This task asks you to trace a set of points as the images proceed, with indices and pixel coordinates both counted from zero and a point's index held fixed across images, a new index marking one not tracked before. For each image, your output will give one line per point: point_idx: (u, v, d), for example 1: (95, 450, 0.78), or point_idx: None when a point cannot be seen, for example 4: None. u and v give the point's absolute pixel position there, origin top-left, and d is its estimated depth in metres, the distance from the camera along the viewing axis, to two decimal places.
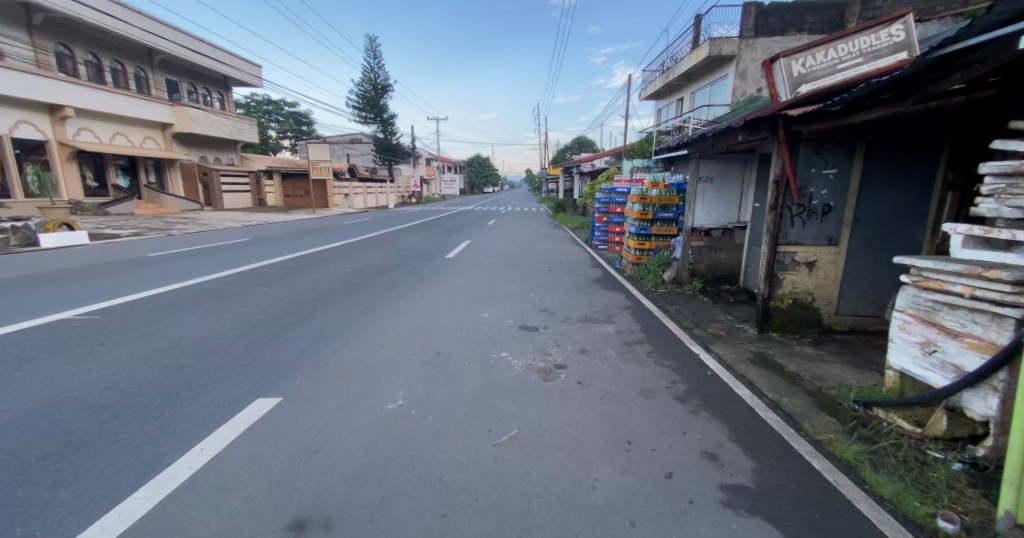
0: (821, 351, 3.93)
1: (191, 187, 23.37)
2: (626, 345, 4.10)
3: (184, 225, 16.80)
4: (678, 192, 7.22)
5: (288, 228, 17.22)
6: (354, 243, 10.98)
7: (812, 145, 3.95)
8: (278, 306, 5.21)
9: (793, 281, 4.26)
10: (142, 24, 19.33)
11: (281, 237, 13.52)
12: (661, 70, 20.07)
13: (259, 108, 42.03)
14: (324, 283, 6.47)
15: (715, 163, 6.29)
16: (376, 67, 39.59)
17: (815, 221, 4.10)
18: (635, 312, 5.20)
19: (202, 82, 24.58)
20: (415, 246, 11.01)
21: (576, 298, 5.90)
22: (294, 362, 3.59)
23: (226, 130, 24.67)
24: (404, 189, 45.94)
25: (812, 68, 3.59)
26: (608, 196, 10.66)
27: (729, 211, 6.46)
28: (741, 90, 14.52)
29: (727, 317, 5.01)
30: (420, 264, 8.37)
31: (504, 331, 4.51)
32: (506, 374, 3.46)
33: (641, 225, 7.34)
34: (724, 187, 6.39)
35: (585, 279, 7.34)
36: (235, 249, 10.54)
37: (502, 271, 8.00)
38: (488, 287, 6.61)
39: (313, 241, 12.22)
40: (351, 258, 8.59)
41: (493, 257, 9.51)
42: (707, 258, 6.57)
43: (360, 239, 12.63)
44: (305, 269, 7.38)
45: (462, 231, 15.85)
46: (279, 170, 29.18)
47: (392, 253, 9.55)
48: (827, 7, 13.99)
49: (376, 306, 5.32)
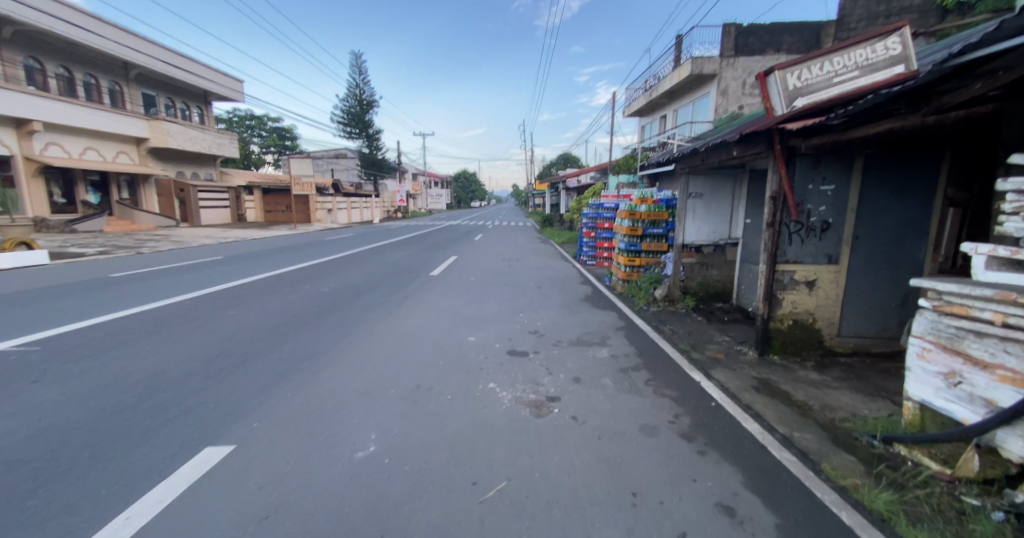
0: (826, 376, 3.71)
1: (166, 203, 22.57)
2: (622, 372, 3.80)
3: (157, 243, 16.05)
4: (667, 207, 7.09)
5: (267, 245, 16.62)
6: (335, 261, 10.54)
7: (809, 160, 3.81)
8: (244, 332, 4.77)
9: (792, 301, 4.08)
10: (119, 38, 18.83)
11: (258, 255, 12.94)
12: (644, 87, 20.45)
13: (242, 123, 41.37)
14: (299, 305, 6.04)
15: (705, 179, 6.12)
16: (361, 83, 39.57)
17: (813, 238, 3.95)
18: (629, 334, 4.92)
19: (181, 96, 24.00)
20: (399, 262, 10.61)
21: (567, 319, 5.61)
22: (253, 400, 3.18)
23: (205, 145, 24.04)
24: (390, 203, 45.56)
25: (807, 81, 3.47)
26: (595, 211, 10.54)
27: (720, 227, 6.28)
28: (723, 107, 14.79)
29: (724, 338, 4.79)
30: (403, 282, 7.99)
31: (491, 358, 4.16)
32: (492, 409, 3.12)
33: (631, 241, 7.17)
34: (715, 202, 6.21)
35: (575, 297, 7.07)
36: (207, 268, 9.98)
37: (489, 289, 7.68)
38: (474, 307, 6.26)
39: (291, 259, 11.70)
40: (330, 277, 8.16)
41: (480, 274, 9.20)
42: (699, 275, 6.37)
43: (341, 256, 12.19)
44: (280, 290, 6.94)
45: (448, 246, 15.55)
46: (260, 186, 28.54)
47: (374, 271, 9.16)
48: (803, 28, 14.46)
49: (353, 331, 4.93)
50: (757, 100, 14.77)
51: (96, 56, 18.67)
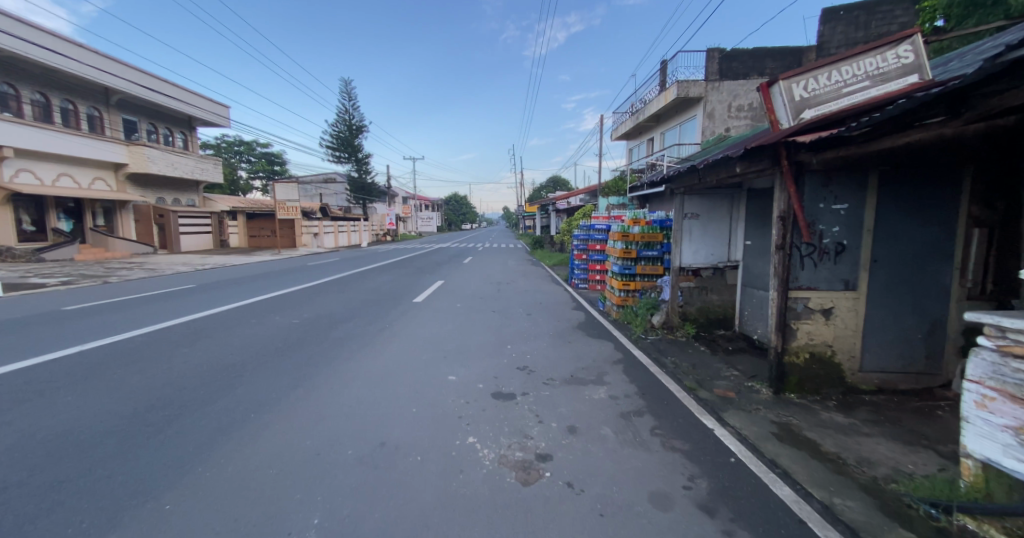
0: (854, 420, 3.25)
1: (144, 229, 21.78)
2: (623, 419, 3.28)
3: (128, 271, 15.25)
4: (661, 228, 6.76)
5: (248, 271, 15.99)
6: (313, 288, 9.94)
7: (819, 177, 3.49)
8: (193, 374, 4.17)
9: (808, 331, 3.66)
10: (98, 63, 18.56)
11: (234, 283, 12.28)
12: (630, 111, 20.70)
13: (229, 148, 41.11)
14: (264, 340, 5.44)
15: (701, 199, 5.81)
16: (351, 108, 39.82)
17: (827, 262, 3.58)
18: (627, 369, 4.44)
19: (164, 122, 23.66)
20: (382, 289, 10.05)
21: (559, 350, 5.12)
22: (177, 467, 2.58)
23: (187, 170, 23.55)
24: (379, 227, 45.23)
25: (814, 91, 3.21)
26: (586, 233, 10.21)
27: (718, 249, 5.93)
28: (710, 129, 14.90)
29: (732, 373, 4.33)
30: (383, 311, 7.43)
31: (472, 402, 3.61)
32: (471, 475, 2.55)
33: (625, 264, 6.77)
34: (712, 222, 5.87)
35: (568, 324, 6.59)
36: (174, 298, 9.31)
37: (475, 316, 7.16)
38: (458, 338, 5.72)
39: (268, 286, 11.07)
40: (305, 307, 7.57)
41: (466, 300, 8.67)
42: (698, 300, 5.98)
43: (322, 282, 11.62)
44: (246, 322, 6.34)
45: (435, 270, 15.06)
46: (245, 210, 28.00)
47: (354, 298, 8.61)
48: (784, 53, 14.81)
49: (318, 370, 4.36)
50: (743, 123, 14.93)
51: (75, 82, 18.34)
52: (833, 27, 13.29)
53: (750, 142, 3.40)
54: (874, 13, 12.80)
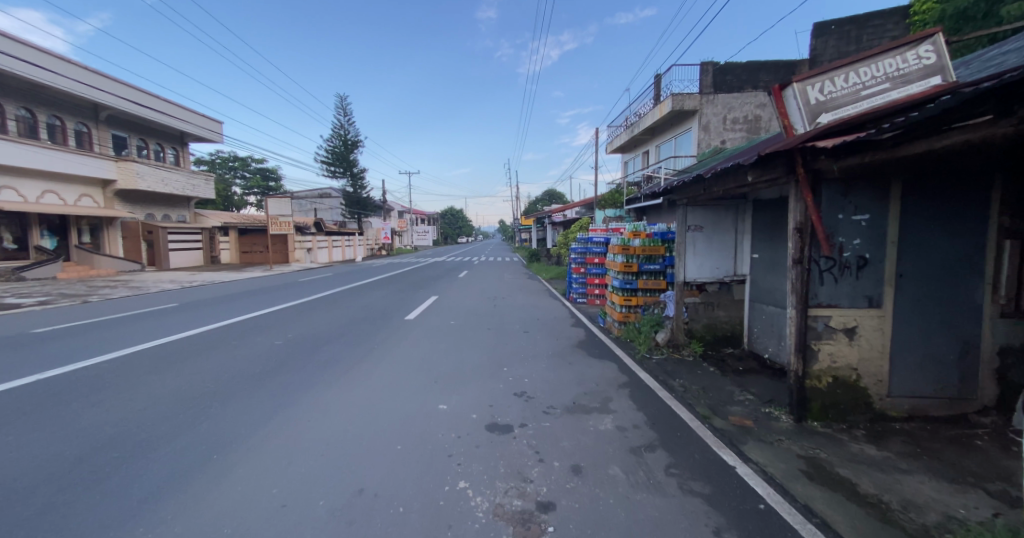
0: (888, 452, 2.91)
1: (132, 246, 21.31)
2: (633, 455, 2.93)
3: (110, 289, 14.77)
4: (662, 241, 6.50)
5: (236, 288, 15.57)
6: (302, 306, 9.58)
7: (837, 186, 3.26)
8: (156, 408, 3.78)
9: (830, 353, 3.38)
10: (88, 79, 18.42)
11: (220, 300, 11.86)
12: (625, 124, 20.77)
13: (224, 164, 41.00)
14: (242, 365, 5.06)
15: (704, 210, 5.56)
16: (347, 124, 39.92)
17: (848, 277, 3.32)
18: (634, 394, 4.10)
19: (155, 137, 23.43)
20: (373, 306, 9.69)
21: (559, 373, 4.78)
22: (114, 523, 2.18)
23: (177, 186, 23.29)
24: (374, 241, 44.95)
25: (831, 94, 3.01)
26: (584, 246, 9.95)
27: (724, 263, 5.67)
28: (705, 141, 14.87)
29: (747, 397, 4.02)
30: (373, 330, 7.06)
31: (464, 436, 3.25)
32: (460, 530, 2.18)
33: (626, 279, 6.50)
34: (717, 235, 5.62)
35: (567, 343, 6.25)
36: (155, 318, 8.90)
37: (469, 335, 6.81)
38: (451, 360, 5.36)
39: (254, 304, 10.65)
40: (291, 326, 7.20)
41: (460, 317, 8.32)
42: (705, 316, 5.71)
43: (312, 299, 11.25)
44: (226, 344, 5.96)
45: (429, 285, 14.73)
46: (237, 226, 27.66)
47: (343, 316, 8.25)
48: (777, 67, 14.90)
49: (296, 400, 3.97)
50: (738, 135, 14.93)
51: (62, 97, 18.11)
52: (824, 41, 13.46)
53: (763, 149, 3.16)
54: (865, 27, 12.94)
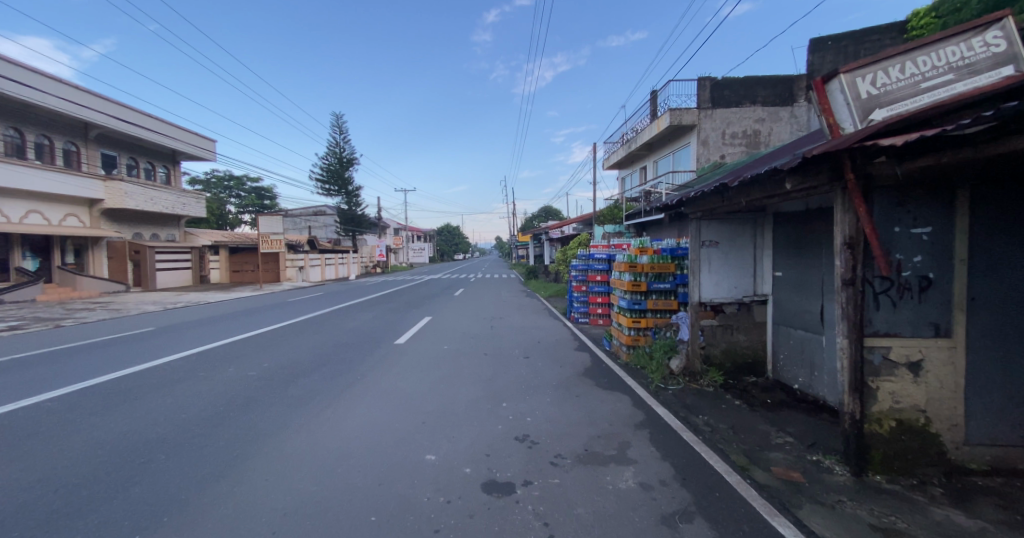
0: (980, 520, 2.32)
1: (118, 266, 20.62)
2: (667, 528, 2.31)
3: (88, 312, 14.03)
4: (672, 258, 6.01)
5: (223, 310, 14.91)
6: (285, 330, 8.92)
7: (891, 195, 2.83)
8: (83, 463, 3.10)
9: (890, 391, 2.87)
10: (79, 98, 18.06)
11: (200, 324, 11.17)
12: (621, 141, 20.65)
13: (219, 184, 40.74)
14: (202, 404, 4.40)
15: (720, 225, 5.08)
16: (342, 142, 39.85)
17: (909, 301, 2.87)
18: (656, 437, 3.50)
19: (146, 155, 23.02)
20: (361, 329, 9.04)
21: (566, 409, 4.17)
22: None
23: (166, 205, 22.80)
24: (369, 258, 44.44)
25: (884, 87, 2.59)
26: (585, 263, 9.46)
27: (744, 282, 5.15)
28: (705, 156, 14.65)
29: (785, 439, 3.46)
30: (358, 358, 6.41)
31: (456, 500, 2.61)
32: None
33: (634, 299, 5.96)
34: (734, 251, 5.12)
35: (573, 370, 5.64)
36: (126, 343, 8.24)
37: (464, 362, 6.20)
38: (443, 393, 4.74)
39: (235, 328, 9.98)
40: (268, 355, 6.54)
41: (454, 341, 7.71)
42: (724, 341, 5.17)
43: (298, 321, 10.62)
44: (191, 377, 5.31)
45: (423, 304, 14.15)
46: (227, 245, 27.08)
47: (327, 341, 7.62)
48: (775, 82, 14.80)
49: (256, 451, 3.32)
50: (738, 150, 14.73)
51: (51, 116, 17.72)
52: (822, 57, 13.46)
53: (805, 152, 2.71)
54: (862, 43, 12.93)
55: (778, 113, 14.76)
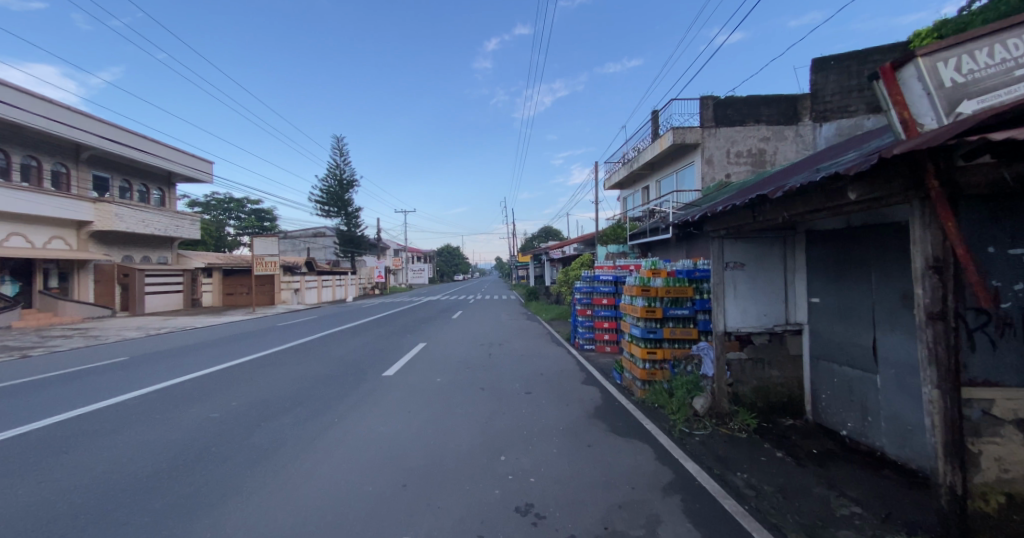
0: None
1: (105, 289, 20.10)
2: None
3: (66, 340, 13.36)
4: (689, 280, 5.44)
5: (209, 336, 14.26)
6: (266, 361, 8.26)
7: (981, 209, 2.28)
8: None
9: (996, 455, 2.22)
10: (72, 119, 18.00)
11: (180, 352, 10.53)
12: (622, 161, 20.46)
13: (219, 206, 40.71)
14: (147, 460, 3.74)
15: (746, 244, 4.54)
16: (342, 164, 39.99)
17: (1012, 340, 2.28)
18: (692, 509, 2.79)
19: (140, 178, 22.90)
20: (349, 358, 8.38)
21: (576, 466, 3.48)
22: None
23: (159, 227, 22.48)
24: (367, 280, 43.95)
25: (972, 73, 1.99)
26: (590, 284, 8.83)
27: (774, 309, 4.57)
28: (709, 175, 14.31)
29: (851, 509, 2.77)
30: (340, 395, 5.74)
31: None
32: None
33: (649, 327, 5.35)
34: (762, 273, 4.56)
35: (581, 410, 4.95)
36: (91, 377, 7.60)
37: (458, 400, 5.51)
38: (431, 444, 4.03)
39: (215, 357, 9.32)
40: (240, 394, 5.87)
41: (449, 372, 7.02)
42: (754, 377, 4.56)
43: (283, 349, 9.98)
44: (143, 424, 4.64)
45: (419, 328, 13.51)
46: (221, 267, 26.58)
47: (310, 374, 6.97)
48: (779, 101, 14.56)
49: (188, 525, 2.62)
50: (743, 169, 14.42)
51: (41, 138, 17.60)
52: (825, 76, 13.43)
53: (880, 154, 2.07)
54: (866, 62, 12.70)
55: (783, 132, 14.50)
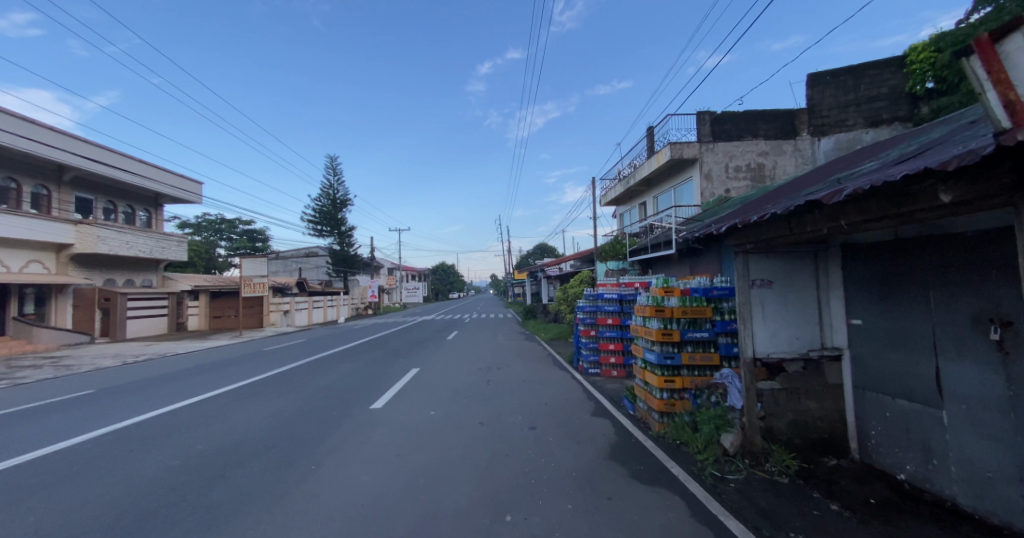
0: None
1: (84, 315, 19.24)
2: None
3: (36, 369, 12.52)
4: (707, 300, 4.96)
5: (191, 363, 13.51)
6: (246, 393, 7.57)
7: None
8: None
9: None
10: (56, 140, 17.57)
11: (156, 382, 9.80)
12: (618, 177, 20.30)
13: (211, 227, 40.03)
14: (75, 525, 3.07)
15: (772, 259, 4.10)
16: (335, 183, 39.72)
17: None
18: None
19: (126, 199, 22.36)
20: (336, 388, 7.73)
21: (595, 528, 2.87)
22: None
23: (143, 250, 21.79)
24: (360, 300, 43.07)
25: None
26: (593, 304, 8.38)
27: (808, 331, 4.11)
28: (708, 190, 14.07)
29: None
30: (321, 436, 5.10)
31: None
32: None
33: (665, 352, 4.82)
34: (793, 292, 4.11)
35: (594, 451, 4.36)
36: (50, 414, 6.90)
37: (454, 439, 4.89)
38: (424, 499, 3.40)
39: (190, 388, 8.59)
40: (208, 436, 5.20)
41: (444, 404, 6.40)
42: (788, 410, 4.05)
43: (266, 377, 9.30)
44: (89, 478, 3.97)
45: (413, 352, 12.87)
46: (208, 289, 25.79)
47: (290, 409, 6.33)
48: (776, 115, 14.42)
49: None
50: (742, 184, 14.20)
51: (23, 160, 17.12)
52: (822, 90, 14.02)
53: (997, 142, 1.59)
54: (861, 78, 13.58)
55: (781, 146, 14.28)
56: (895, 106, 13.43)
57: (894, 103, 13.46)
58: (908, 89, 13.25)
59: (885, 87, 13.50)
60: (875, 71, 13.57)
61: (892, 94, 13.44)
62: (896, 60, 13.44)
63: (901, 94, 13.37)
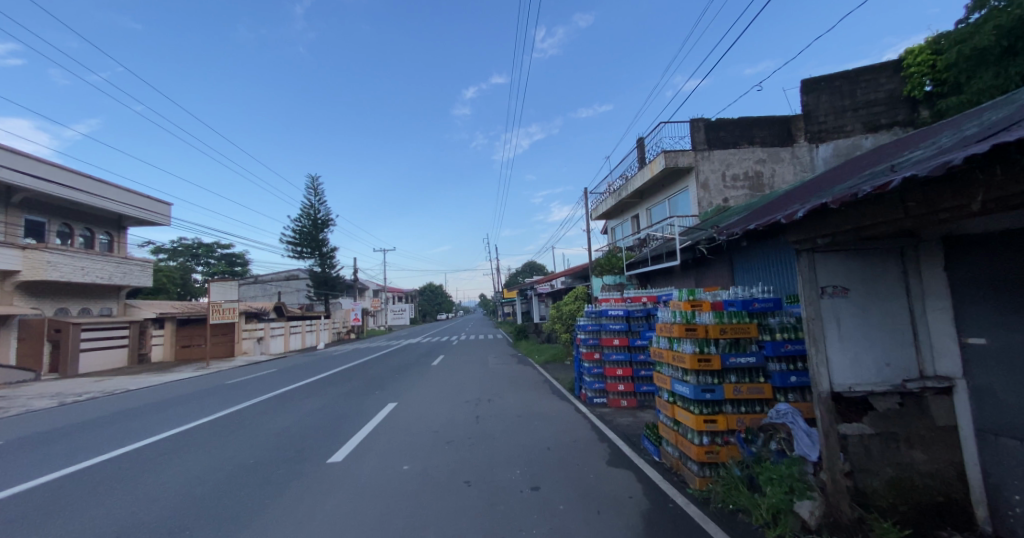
0: None
1: (30, 349, 17.33)
2: None
3: None
4: (749, 315, 3.95)
5: (139, 400, 11.84)
6: (181, 446, 6.14)
7: None
8: None
9: None
10: (2, 159, 15.94)
11: (82, 428, 8.22)
12: (609, 191, 19.64)
13: (186, 251, 38.11)
14: None
15: (847, 260, 3.12)
16: (317, 204, 38.51)
17: None
18: None
19: (84, 222, 20.73)
20: (293, 434, 6.39)
21: None
22: None
23: (101, 276, 20.06)
24: (343, 323, 41.07)
25: None
26: (596, 321, 7.42)
27: (899, 355, 3.11)
28: (706, 200, 13.38)
29: None
30: (253, 507, 3.80)
31: None
32: None
33: (703, 384, 3.75)
34: (876, 301, 3.13)
35: (621, 523, 3.21)
36: None
37: (431, 509, 3.64)
38: None
39: (118, 437, 7.09)
40: (98, 510, 3.84)
41: (422, 454, 5.15)
42: (886, 463, 2.97)
43: (215, 420, 7.86)
44: None
45: (393, 381, 11.53)
46: (175, 317, 23.87)
47: (227, 468, 5.01)
48: (773, 122, 13.89)
49: None
50: (740, 193, 13.56)
51: None
52: (817, 96, 13.69)
53: None
54: (857, 83, 13.38)
55: (779, 153, 13.76)
56: (893, 111, 13.15)
57: (891, 108, 13.20)
58: (905, 93, 13.01)
59: (882, 92, 13.26)
60: (870, 76, 13.35)
61: (889, 99, 13.19)
62: (891, 64, 13.23)
63: (899, 98, 13.11)
